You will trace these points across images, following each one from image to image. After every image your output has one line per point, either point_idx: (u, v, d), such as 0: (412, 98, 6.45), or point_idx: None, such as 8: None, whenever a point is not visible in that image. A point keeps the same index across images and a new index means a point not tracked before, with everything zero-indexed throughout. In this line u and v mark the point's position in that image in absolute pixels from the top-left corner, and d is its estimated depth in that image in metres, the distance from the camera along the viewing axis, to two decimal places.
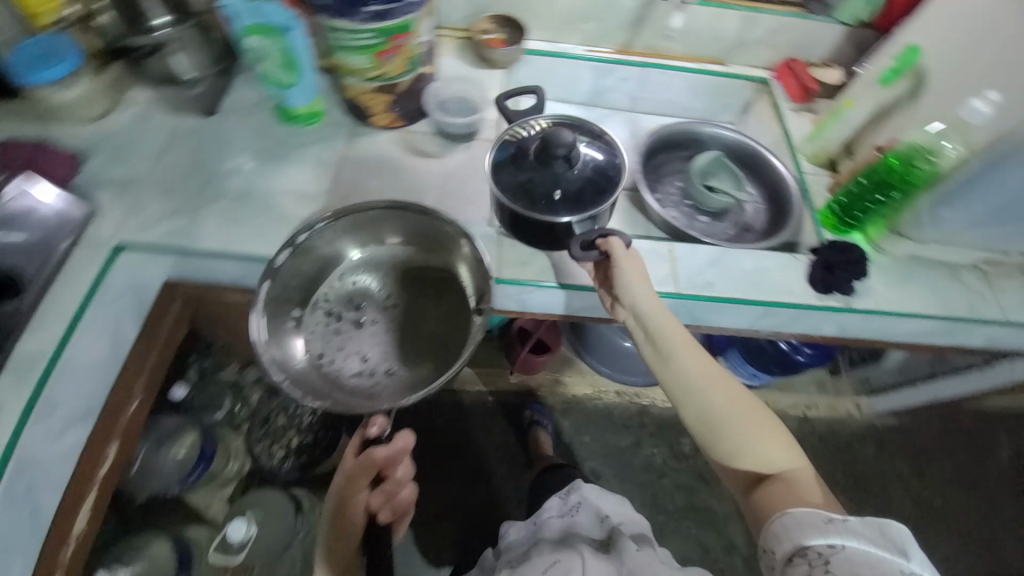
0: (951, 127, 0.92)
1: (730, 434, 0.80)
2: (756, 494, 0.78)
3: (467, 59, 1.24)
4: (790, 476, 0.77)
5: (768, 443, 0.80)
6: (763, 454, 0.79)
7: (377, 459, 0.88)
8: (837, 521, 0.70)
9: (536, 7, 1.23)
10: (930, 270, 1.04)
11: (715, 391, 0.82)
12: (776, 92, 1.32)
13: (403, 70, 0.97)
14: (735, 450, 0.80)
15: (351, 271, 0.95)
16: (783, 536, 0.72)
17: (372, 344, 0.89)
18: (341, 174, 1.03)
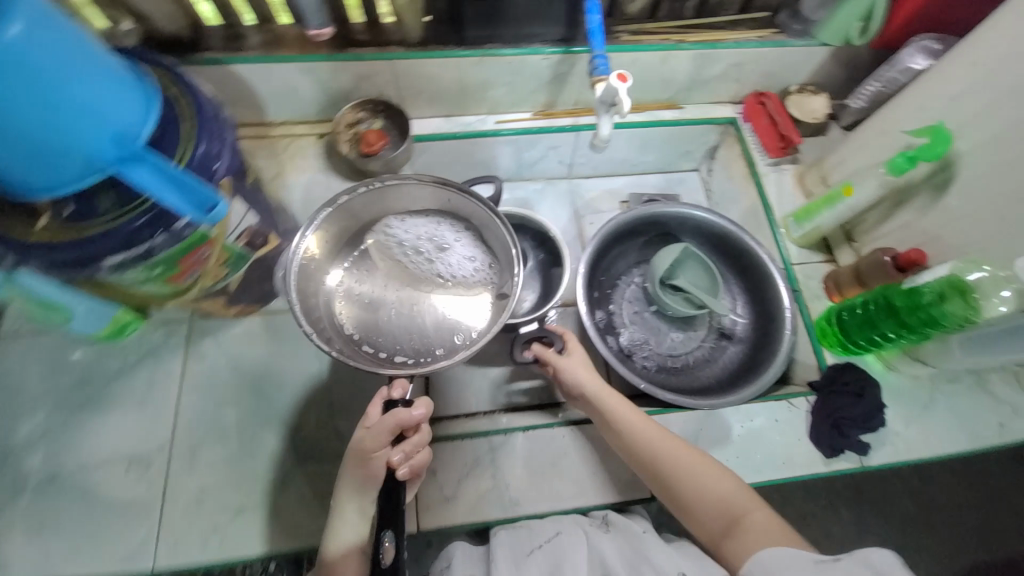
0: (994, 276, 0.64)
1: (681, 478, 0.65)
2: (729, 549, 0.60)
3: (340, 172, 0.93)
4: (751, 521, 0.60)
5: (719, 484, 0.64)
6: (719, 496, 0.63)
7: (391, 429, 0.59)
8: (832, 560, 0.51)
9: (417, 82, 0.89)
10: (954, 386, 0.83)
11: (658, 438, 0.68)
12: (747, 138, 1.01)
13: (223, 269, 0.65)
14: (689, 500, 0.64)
15: (414, 219, 0.74)
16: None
17: (455, 279, 0.71)
18: (183, 405, 0.75)
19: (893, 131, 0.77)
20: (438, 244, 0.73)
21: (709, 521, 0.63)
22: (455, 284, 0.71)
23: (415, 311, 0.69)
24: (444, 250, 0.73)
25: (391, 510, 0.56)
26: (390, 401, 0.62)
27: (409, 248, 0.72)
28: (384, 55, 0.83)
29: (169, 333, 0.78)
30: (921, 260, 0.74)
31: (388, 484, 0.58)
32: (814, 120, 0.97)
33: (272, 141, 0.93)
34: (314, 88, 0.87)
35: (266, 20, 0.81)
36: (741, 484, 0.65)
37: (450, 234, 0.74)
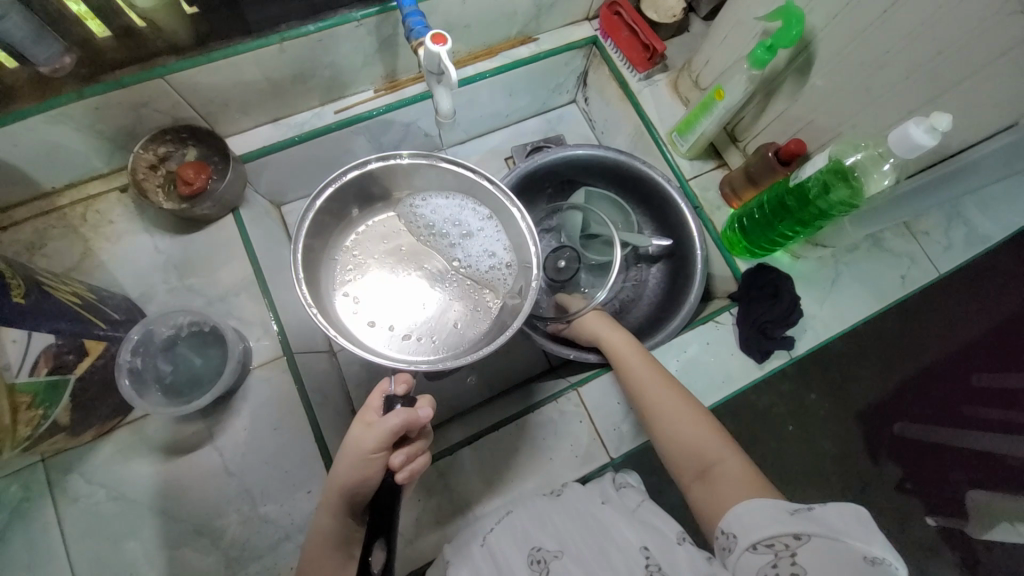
0: (867, 155, 0.63)
1: (665, 423, 0.61)
2: (699, 500, 0.54)
3: (166, 227, 0.76)
4: (727, 470, 0.54)
5: (707, 437, 0.58)
6: (697, 445, 0.57)
7: (393, 433, 0.51)
8: (806, 512, 0.46)
9: (216, 94, 0.72)
10: (856, 254, 0.87)
11: (652, 384, 0.64)
12: (612, 57, 0.93)
13: (36, 413, 0.52)
14: (669, 435, 0.60)
15: (436, 197, 0.68)
16: (733, 527, 0.49)
17: (471, 270, 0.66)
18: (74, 559, 0.63)
19: (748, 18, 0.71)
20: (462, 229, 0.68)
21: (684, 468, 0.57)
22: (472, 281, 0.66)
23: (422, 292, 0.66)
24: (468, 232, 0.67)
25: (384, 518, 0.49)
26: (390, 400, 0.54)
27: (433, 229, 0.68)
28: (153, 72, 0.65)
29: (24, 485, 0.64)
30: (801, 150, 0.72)
31: (384, 494, 0.51)
32: (673, 19, 0.90)
33: (63, 214, 0.74)
34: (85, 135, 0.68)
35: None
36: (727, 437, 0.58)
37: (474, 220, 0.67)
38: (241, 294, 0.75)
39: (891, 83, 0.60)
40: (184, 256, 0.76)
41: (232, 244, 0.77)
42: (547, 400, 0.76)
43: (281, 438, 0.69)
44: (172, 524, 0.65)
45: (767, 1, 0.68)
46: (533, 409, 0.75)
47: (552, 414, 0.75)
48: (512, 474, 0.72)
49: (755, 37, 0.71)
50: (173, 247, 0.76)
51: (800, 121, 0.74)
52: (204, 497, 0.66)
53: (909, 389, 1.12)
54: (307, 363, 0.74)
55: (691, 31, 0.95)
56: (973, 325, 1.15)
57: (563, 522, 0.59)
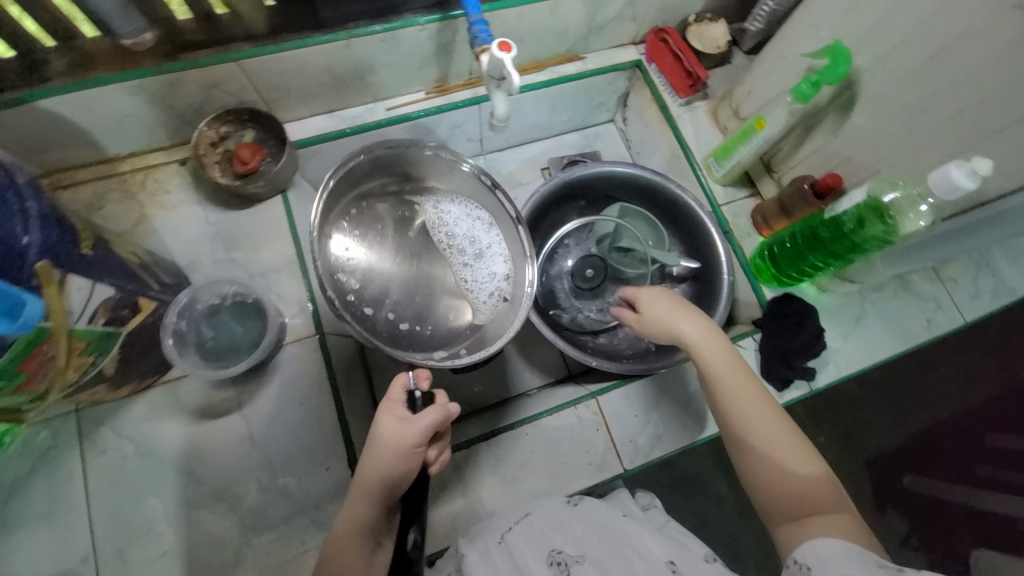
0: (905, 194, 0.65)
1: (764, 454, 0.54)
2: (792, 538, 0.51)
3: (217, 201, 0.79)
4: (834, 515, 0.50)
5: (811, 474, 0.53)
6: (798, 482, 0.52)
7: (431, 429, 0.53)
8: (899, 569, 0.44)
9: (281, 82, 0.76)
10: (882, 293, 0.87)
11: (753, 409, 0.56)
12: (655, 81, 0.96)
13: (85, 361, 0.54)
14: (767, 467, 0.54)
15: (457, 210, 0.72)
16: (805, 559, 0.47)
17: (469, 287, 0.69)
18: (95, 510, 0.65)
19: (794, 54, 0.74)
20: (475, 247, 0.71)
21: (777, 501, 0.53)
22: (466, 296, 0.69)
23: (417, 289, 0.68)
24: (479, 253, 0.71)
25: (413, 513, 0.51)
26: (414, 396, 0.56)
27: (452, 240, 0.71)
28: (228, 56, 0.69)
29: (56, 432, 0.67)
30: (836, 185, 0.73)
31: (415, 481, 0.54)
32: (717, 50, 0.93)
33: (123, 179, 0.78)
34: (155, 108, 0.73)
35: (68, 36, 0.65)
36: (829, 475, 0.53)
37: (489, 241, 0.71)
38: (280, 272, 0.78)
39: (932, 126, 0.62)
40: (230, 231, 0.79)
41: (276, 224, 0.80)
42: (565, 407, 0.77)
43: (305, 414, 0.71)
44: (191, 486, 0.67)
45: (814, 39, 0.71)
46: (551, 413, 0.76)
47: (569, 419, 0.76)
48: (525, 474, 0.73)
49: (800, 73, 0.74)
50: (221, 221, 0.79)
51: (837, 157, 0.76)
52: (225, 464, 0.68)
53: (924, 436, 1.11)
54: (336, 345, 0.76)
55: (733, 63, 0.98)
56: (994, 378, 1.14)
57: (578, 527, 0.59)
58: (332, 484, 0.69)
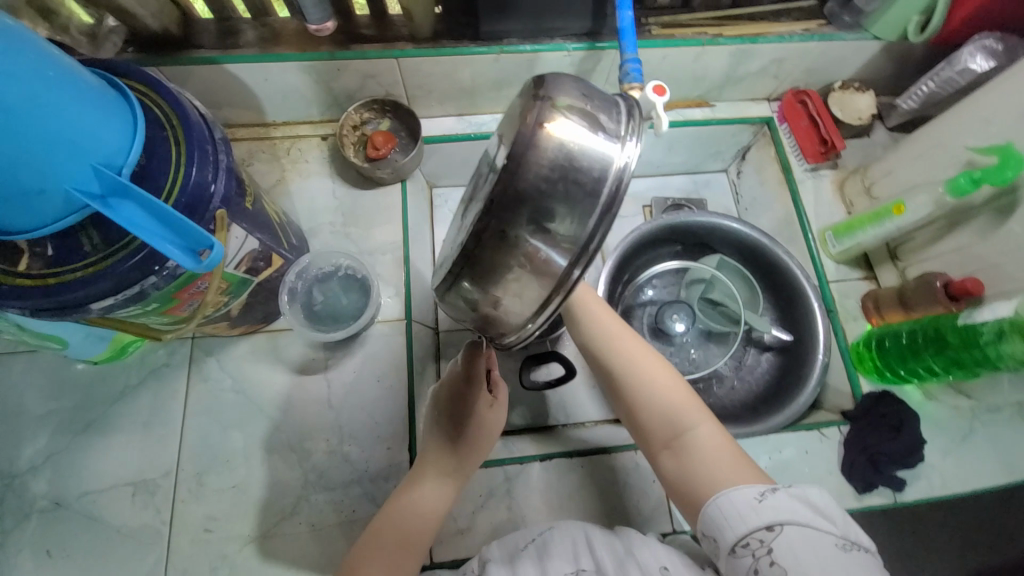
0: None
1: (635, 390, 0.61)
2: (676, 473, 0.56)
3: (345, 178, 0.86)
4: (697, 439, 0.56)
5: (687, 407, 0.58)
6: (671, 413, 0.58)
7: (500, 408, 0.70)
8: (770, 494, 0.49)
9: (427, 81, 0.82)
10: (998, 417, 0.79)
11: (627, 352, 0.63)
12: (783, 141, 0.93)
13: (221, 301, 0.60)
14: (639, 404, 0.60)
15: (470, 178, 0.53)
16: (714, 529, 0.50)
17: None
18: (186, 429, 0.72)
19: (954, 144, 0.70)
20: None
21: (653, 435, 0.59)
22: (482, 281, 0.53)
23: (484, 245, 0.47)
24: None
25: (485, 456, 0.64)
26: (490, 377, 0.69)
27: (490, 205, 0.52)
28: (391, 52, 0.75)
29: (170, 352, 0.75)
30: (977, 291, 0.68)
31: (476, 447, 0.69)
32: (858, 121, 0.89)
33: (273, 143, 0.87)
34: (316, 87, 0.80)
35: (263, 13, 0.74)
36: (699, 400, 0.60)
37: None
38: (384, 254, 0.83)
39: None
40: (349, 208, 0.85)
41: (391, 209, 0.85)
42: (625, 448, 0.75)
43: (379, 391, 0.75)
44: (270, 430, 0.73)
45: (982, 133, 0.66)
46: (609, 451, 0.75)
47: (626, 462, 0.74)
48: (571, 504, 0.72)
49: (957, 165, 0.69)
50: (344, 196, 0.86)
51: (981, 261, 0.70)
52: (303, 418, 0.73)
53: None
54: (419, 334, 0.80)
55: (873, 137, 0.92)
56: None
57: (602, 552, 0.57)
58: (390, 464, 0.72)
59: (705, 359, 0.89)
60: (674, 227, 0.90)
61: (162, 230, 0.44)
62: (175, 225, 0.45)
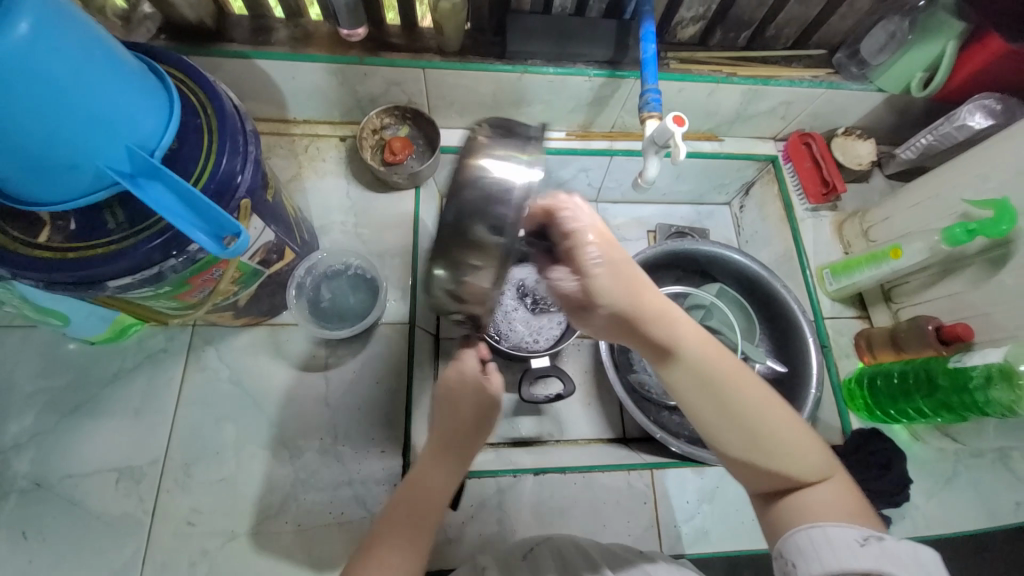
0: None
1: (754, 440, 0.48)
2: (781, 515, 0.48)
3: (361, 180, 0.87)
4: (823, 492, 0.48)
5: (801, 437, 0.49)
6: (794, 464, 0.48)
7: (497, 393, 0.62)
8: (877, 541, 0.43)
9: (450, 93, 0.84)
10: (980, 462, 0.81)
11: (737, 392, 0.49)
12: (787, 180, 0.96)
13: (231, 291, 0.60)
14: (757, 455, 0.48)
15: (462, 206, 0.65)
16: (795, 554, 0.45)
17: None
18: (178, 417, 0.71)
19: (951, 196, 0.73)
20: None
21: (766, 484, 0.49)
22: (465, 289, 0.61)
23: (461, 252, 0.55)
24: None
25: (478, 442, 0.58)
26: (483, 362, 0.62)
27: None
28: (418, 63, 0.77)
29: (169, 338, 0.74)
30: (966, 336, 0.70)
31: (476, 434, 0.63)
32: (858, 167, 0.93)
33: (292, 140, 0.88)
34: (341, 90, 0.82)
35: (297, 14, 0.76)
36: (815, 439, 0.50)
37: None
38: (393, 257, 0.84)
39: None
40: (360, 209, 0.86)
41: (403, 214, 0.87)
42: (618, 468, 0.75)
43: (377, 393, 0.75)
44: (263, 425, 0.72)
45: (979, 188, 0.70)
46: (602, 469, 0.75)
47: (619, 482, 0.75)
48: (562, 521, 0.72)
49: (953, 215, 0.73)
50: (357, 197, 0.86)
51: (972, 309, 0.72)
52: (298, 415, 0.73)
53: None
54: (421, 339, 0.80)
55: (871, 183, 0.97)
56: None
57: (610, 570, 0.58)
58: (383, 467, 0.71)
59: None
60: (678, 253, 0.92)
61: (187, 211, 0.45)
62: (200, 209, 0.45)
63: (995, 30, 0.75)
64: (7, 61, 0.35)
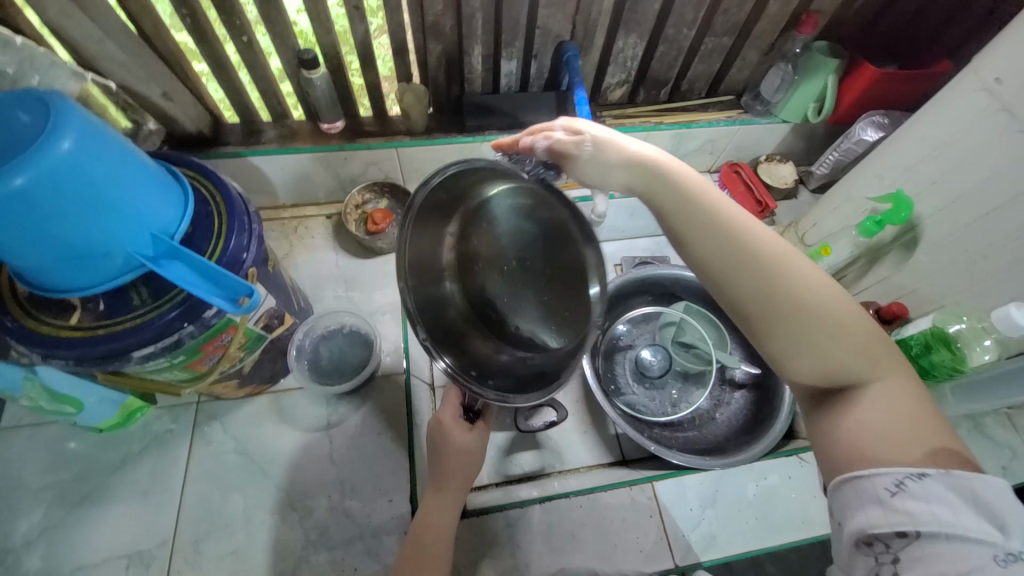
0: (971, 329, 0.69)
1: (804, 329, 0.46)
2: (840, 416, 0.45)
3: (348, 249, 0.96)
4: (881, 391, 0.44)
5: (855, 332, 0.46)
6: (849, 361, 0.45)
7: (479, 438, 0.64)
8: (912, 485, 0.38)
9: (422, 166, 0.96)
10: (956, 432, 0.86)
11: (787, 281, 0.47)
12: (727, 205, 1.09)
13: (239, 356, 0.66)
14: (807, 344, 0.46)
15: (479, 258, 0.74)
16: (833, 513, 0.42)
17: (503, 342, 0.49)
18: (185, 495, 0.72)
19: (859, 197, 0.85)
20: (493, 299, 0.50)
21: (818, 381, 0.46)
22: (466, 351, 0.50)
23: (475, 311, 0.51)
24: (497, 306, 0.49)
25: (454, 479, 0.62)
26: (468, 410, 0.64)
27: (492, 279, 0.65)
28: (391, 144, 0.89)
29: (175, 417, 0.77)
30: (903, 313, 0.78)
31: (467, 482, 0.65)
32: (785, 186, 1.06)
33: (283, 223, 0.97)
34: (325, 174, 0.93)
35: (282, 116, 0.89)
36: (884, 348, 0.46)
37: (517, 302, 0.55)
38: (385, 314, 0.90)
39: (996, 272, 0.70)
40: (351, 275, 0.94)
41: (390, 275, 0.94)
42: (620, 487, 0.78)
43: (381, 444, 0.78)
44: (273, 490, 0.73)
45: (878, 187, 0.82)
46: (606, 489, 0.78)
47: (622, 499, 0.77)
48: (572, 546, 0.74)
49: (865, 212, 0.85)
50: (346, 264, 0.95)
51: (903, 288, 0.83)
52: (306, 475, 0.75)
53: None
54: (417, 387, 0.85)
55: (799, 198, 1.10)
56: None
57: None
58: (392, 516, 0.72)
59: (681, 399, 0.93)
60: (643, 276, 0.97)
61: (204, 279, 0.52)
62: (213, 278, 0.52)
63: (866, 61, 0.89)
64: (56, 173, 0.43)
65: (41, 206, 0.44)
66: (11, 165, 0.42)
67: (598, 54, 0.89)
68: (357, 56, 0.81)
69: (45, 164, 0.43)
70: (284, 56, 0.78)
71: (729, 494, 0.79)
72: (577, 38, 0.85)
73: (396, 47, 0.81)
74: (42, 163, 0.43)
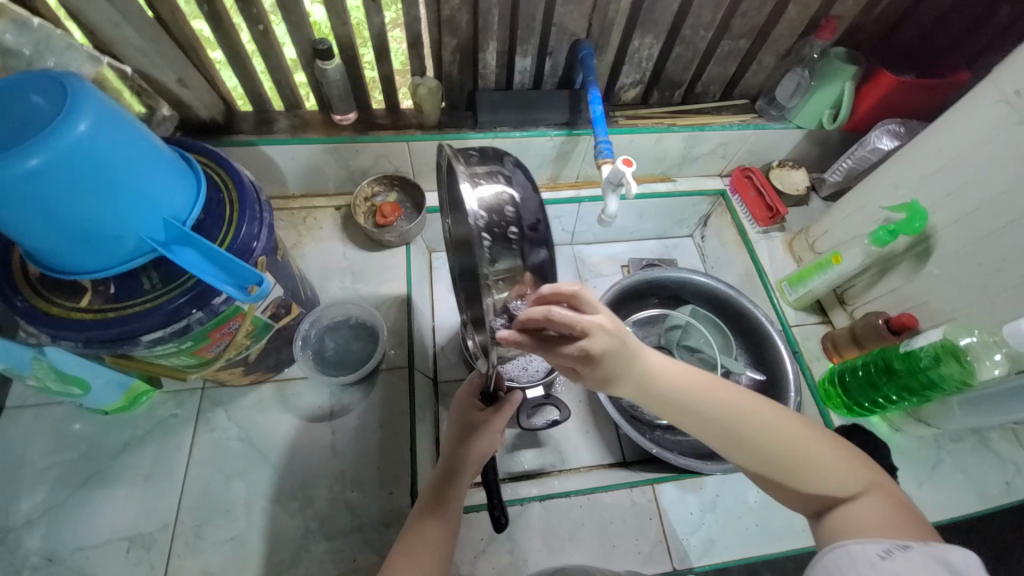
0: (981, 343, 0.68)
1: (797, 474, 0.49)
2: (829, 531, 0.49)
3: (355, 241, 0.96)
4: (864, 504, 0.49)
5: (833, 457, 0.50)
6: (837, 486, 0.49)
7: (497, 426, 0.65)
8: (899, 552, 0.42)
9: (432, 160, 0.95)
10: (960, 446, 0.85)
11: (772, 429, 0.50)
12: (737, 209, 1.08)
13: (245, 344, 0.66)
14: (799, 484, 0.50)
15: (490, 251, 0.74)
16: (820, 574, 0.45)
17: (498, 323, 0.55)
18: (187, 479, 0.73)
19: (873, 206, 0.84)
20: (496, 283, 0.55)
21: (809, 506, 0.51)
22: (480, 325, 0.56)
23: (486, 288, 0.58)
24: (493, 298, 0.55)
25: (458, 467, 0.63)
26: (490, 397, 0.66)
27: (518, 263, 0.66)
28: (402, 137, 0.89)
29: (179, 403, 0.77)
30: (914, 324, 0.78)
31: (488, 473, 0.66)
32: (796, 192, 1.05)
33: (291, 213, 0.97)
34: (335, 165, 0.93)
35: (295, 106, 0.88)
36: (856, 461, 0.51)
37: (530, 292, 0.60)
38: (390, 307, 0.90)
39: (1009, 286, 0.69)
40: (357, 268, 0.94)
41: (397, 268, 0.94)
42: (620, 489, 0.78)
43: (382, 436, 0.78)
44: (274, 479, 0.74)
45: (892, 196, 0.81)
46: (606, 489, 0.78)
47: (622, 501, 0.77)
48: (571, 545, 0.74)
49: (877, 221, 0.84)
50: (353, 256, 0.95)
51: (912, 299, 0.82)
52: (307, 465, 0.75)
53: None
54: (420, 381, 0.85)
55: (810, 205, 1.09)
56: None
57: None
58: (392, 510, 0.73)
59: None
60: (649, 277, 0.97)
61: (213, 265, 0.52)
62: (221, 264, 0.52)
63: (885, 69, 0.88)
64: (70, 156, 0.43)
65: (54, 188, 0.44)
66: (27, 145, 0.42)
67: (613, 53, 0.88)
68: (371, 48, 0.81)
69: (60, 146, 0.43)
70: (298, 46, 0.78)
71: (729, 500, 0.79)
72: (592, 37, 0.84)
73: (411, 40, 0.81)
74: (58, 145, 0.43)
